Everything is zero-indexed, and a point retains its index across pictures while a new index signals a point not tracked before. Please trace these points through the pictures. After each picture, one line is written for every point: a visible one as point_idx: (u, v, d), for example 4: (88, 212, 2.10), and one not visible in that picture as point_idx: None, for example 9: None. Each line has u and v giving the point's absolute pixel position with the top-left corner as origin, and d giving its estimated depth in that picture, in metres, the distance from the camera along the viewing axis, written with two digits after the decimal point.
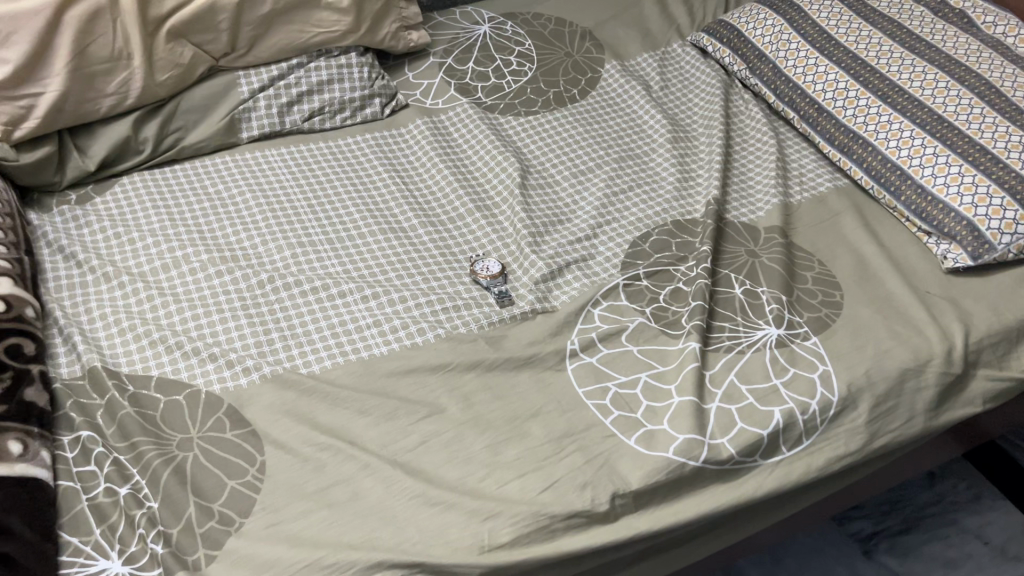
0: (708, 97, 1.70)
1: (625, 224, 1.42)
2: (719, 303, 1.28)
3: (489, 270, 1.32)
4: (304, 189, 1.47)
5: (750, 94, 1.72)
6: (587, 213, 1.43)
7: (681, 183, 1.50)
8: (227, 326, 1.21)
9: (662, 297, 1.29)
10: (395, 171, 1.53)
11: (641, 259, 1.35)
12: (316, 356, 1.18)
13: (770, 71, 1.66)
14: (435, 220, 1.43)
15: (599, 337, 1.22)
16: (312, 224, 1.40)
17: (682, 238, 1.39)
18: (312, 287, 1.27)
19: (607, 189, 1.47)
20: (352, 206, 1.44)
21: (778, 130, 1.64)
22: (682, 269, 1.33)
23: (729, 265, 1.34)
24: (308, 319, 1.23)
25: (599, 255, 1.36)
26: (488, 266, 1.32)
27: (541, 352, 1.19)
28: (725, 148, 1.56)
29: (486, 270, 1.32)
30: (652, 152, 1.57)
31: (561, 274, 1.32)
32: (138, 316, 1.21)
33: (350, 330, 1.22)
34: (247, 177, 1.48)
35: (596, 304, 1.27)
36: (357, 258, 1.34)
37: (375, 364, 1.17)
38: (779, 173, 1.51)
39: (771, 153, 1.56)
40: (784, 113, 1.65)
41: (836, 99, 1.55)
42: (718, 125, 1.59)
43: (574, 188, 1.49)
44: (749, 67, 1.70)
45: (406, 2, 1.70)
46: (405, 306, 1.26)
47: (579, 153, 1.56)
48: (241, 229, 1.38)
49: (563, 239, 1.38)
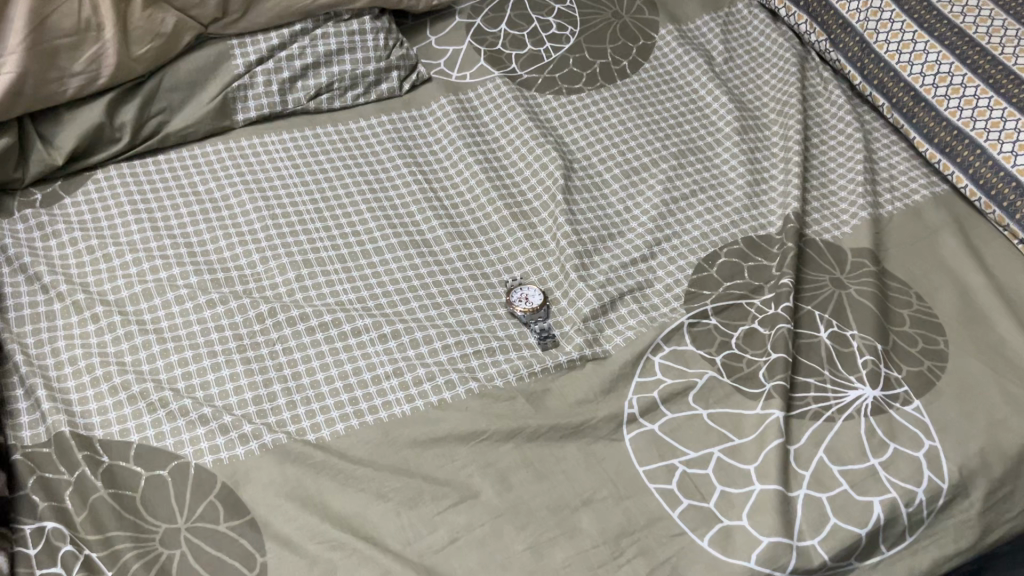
0: (780, 72, 1.45)
1: (687, 241, 1.20)
2: (802, 352, 1.08)
3: (529, 300, 1.12)
4: (310, 187, 1.26)
5: (829, 70, 1.48)
6: (643, 226, 1.22)
7: (753, 188, 1.27)
8: (220, 374, 1.02)
9: (735, 341, 1.09)
10: (416, 163, 1.31)
11: (708, 289, 1.15)
12: (325, 415, 0.99)
13: (856, 45, 1.41)
14: (464, 231, 1.22)
15: (662, 396, 1.03)
16: (319, 236, 1.19)
17: (756, 261, 1.18)
18: (320, 323, 1.07)
19: (666, 195, 1.25)
20: (366, 211, 1.23)
21: (862, 118, 1.40)
22: (756, 304, 1.13)
23: (812, 299, 1.14)
24: (315, 366, 1.04)
25: (657, 281, 1.16)
26: (528, 296, 1.13)
27: (592, 418, 1.00)
28: (803, 142, 1.33)
29: (526, 300, 1.12)
30: (717, 146, 1.34)
31: (614, 308, 1.12)
32: (114, 361, 1.02)
33: (365, 382, 1.03)
34: (243, 171, 1.27)
35: (657, 351, 1.07)
36: (373, 284, 1.14)
37: (397, 431, 0.98)
38: (866, 175, 1.29)
39: (856, 150, 1.33)
40: (870, 97, 1.41)
41: (938, 86, 1.30)
42: (795, 114, 1.36)
43: (626, 191, 1.27)
44: (830, 38, 1.45)
45: None
46: (431, 350, 1.06)
47: (631, 146, 1.33)
48: (236, 242, 1.17)
49: (615, 262, 1.17)
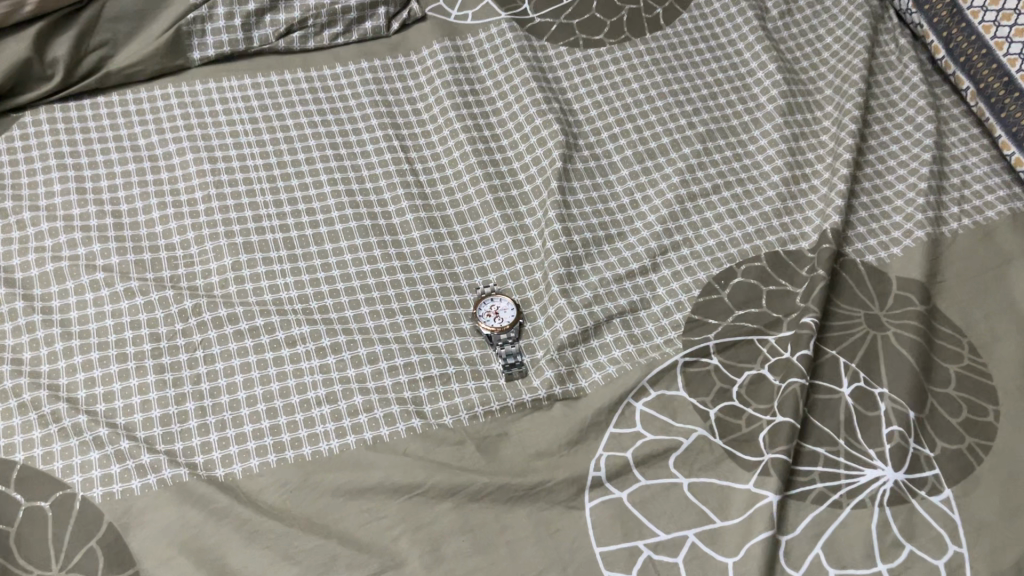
0: (845, 35, 1.21)
1: (698, 252, 1.01)
2: (815, 411, 0.90)
3: (501, 316, 0.95)
4: (266, 147, 1.08)
5: (908, 36, 1.22)
6: (648, 229, 1.03)
7: (789, 187, 1.06)
8: (127, 384, 0.88)
9: (736, 389, 0.91)
10: (394, 124, 1.12)
11: (714, 317, 0.96)
12: (240, 446, 0.86)
13: (944, 9, 1.15)
14: (437, 216, 1.04)
15: (636, 457, 0.86)
16: (267, 212, 1.02)
17: (779, 284, 0.98)
18: (252, 327, 0.93)
19: (681, 189, 1.05)
20: (328, 181, 1.06)
21: (939, 102, 1.16)
22: (770, 343, 0.94)
23: (839, 341, 0.94)
24: (239, 382, 0.90)
25: (655, 302, 0.97)
26: (500, 310, 0.95)
27: (549, 478, 0.85)
28: (860, 129, 1.10)
29: (498, 315, 0.95)
30: (755, 128, 1.12)
31: (598, 334, 0.95)
32: (10, 359, 0.89)
33: (292, 408, 0.88)
34: (193, 122, 1.10)
35: (640, 395, 0.90)
36: (321, 278, 0.98)
37: (318, 476, 0.84)
38: (932, 180, 1.06)
39: (924, 145, 1.09)
40: (953, 76, 1.16)
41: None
42: (857, 94, 1.12)
43: (636, 181, 1.07)
44: None
45: None
46: (374, 372, 0.91)
47: (651, 121, 1.12)
48: (172, 213, 1.02)
49: (608, 274, 0.99)
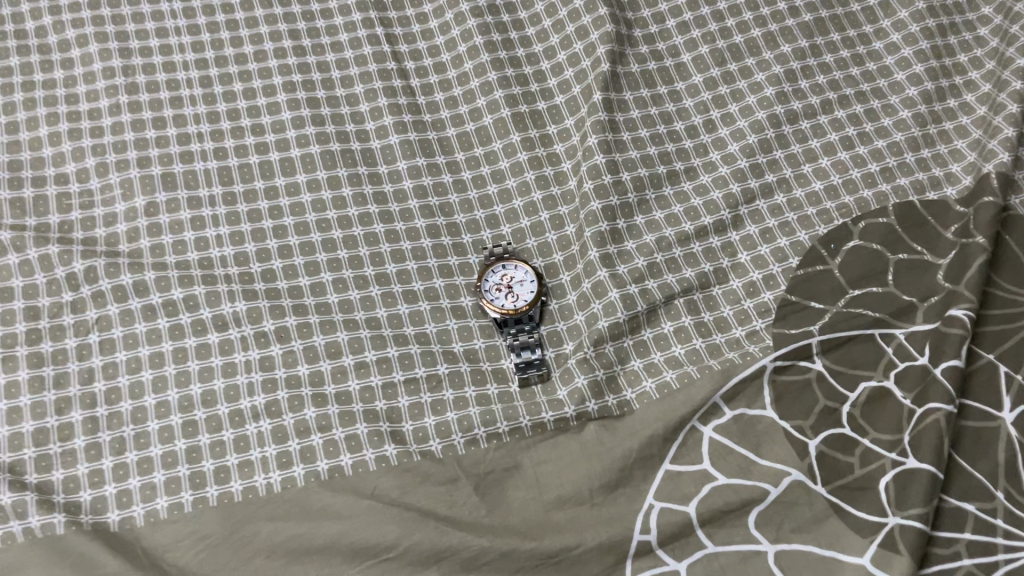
0: None
1: (796, 198, 0.74)
2: (962, 447, 0.62)
3: (517, 292, 0.70)
4: (208, 49, 0.83)
5: None
6: (726, 166, 0.75)
7: (931, 107, 0.77)
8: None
9: (847, 411, 0.64)
10: (382, 16, 0.86)
11: (818, 301, 0.68)
12: (142, 479, 0.61)
13: None
14: (439, 160, 0.79)
15: (700, 513, 0.60)
16: (202, 146, 0.77)
17: (913, 253, 0.69)
18: (178, 300, 0.69)
19: (778, 108, 0.78)
20: (287, 100, 0.80)
21: None
22: (897, 340, 0.66)
23: (1001, 339, 0.66)
24: (146, 383, 0.65)
25: (733, 274, 0.71)
26: (514, 282, 0.71)
27: (578, 541, 0.59)
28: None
29: (510, 292, 0.70)
30: (874, 22, 0.83)
31: (652, 321, 0.69)
32: None
33: (218, 422, 0.64)
34: (113, 13, 0.84)
35: (708, 417, 0.64)
36: (272, 247, 0.73)
37: (248, 528, 0.59)
38: None
39: None
40: None
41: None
42: None
43: (713, 93, 0.80)
44: None
45: None
46: (335, 372, 0.67)
47: (733, 7, 0.84)
48: (69, 135, 0.77)
49: (669, 231, 0.73)
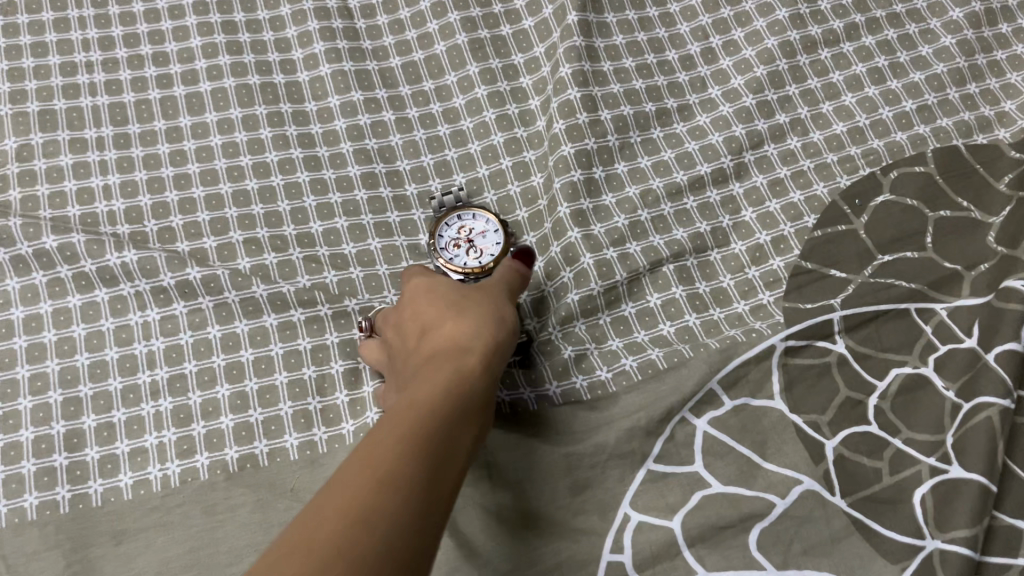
0: None
1: (814, 142, 0.62)
2: (1017, 451, 0.50)
3: (480, 246, 0.57)
4: None
5: None
6: (729, 104, 0.64)
7: (979, 33, 0.67)
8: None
9: (875, 403, 0.51)
10: None
11: (839, 269, 0.56)
12: (8, 469, 0.49)
13: None
14: (379, 96, 0.66)
15: (688, 529, 0.48)
16: (91, 79, 0.64)
17: (957, 210, 0.57)
18: (54, 251, 0.56)
19: (794, 32, 0.66)
20: (200, 26, 0.67)
21: None
22: (938, 317, 0.53)
23: None
24: (18, 352, 0.53)
25: (734, 236, 0.59)
26: (474, 235, 0.57)
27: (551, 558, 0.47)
28: None
29: (471, 248, 0.57)
30: None
31: (635, 295, 0.57)
32: None
33: (107, 401, 0.52)
34: None
35: (702, 406, 0.51)
36: (171, 202, 0.60)
37: (138, 539, 0.47)
38: None
39: None
40: None
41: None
42: None
43: (714, 16, 0.68)
44: None
45: None
46: (253, 338, 0.55)
47: None
48: None
49: (657, 183, 0.61)
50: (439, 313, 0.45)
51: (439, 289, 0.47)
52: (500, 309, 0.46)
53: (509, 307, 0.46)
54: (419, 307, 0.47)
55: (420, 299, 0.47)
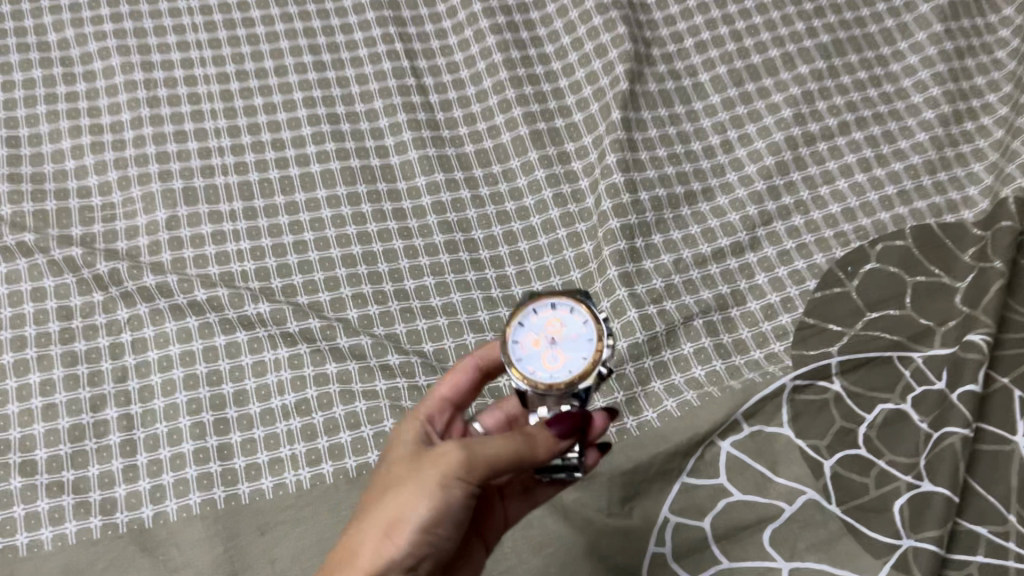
0: None
1: (829, 213, 0.73)
2: (976, 471, 0.63)
3: (562, 353, 0.52)
4: (234, 66, 0.84)
5: None
6: (752, 166, 0.75)
7: (955, 105, 0.76)
8: (31, 381, 0.66)
9: (863, 432, 0.64)
10: (399, 20, 0.87)
11: (836, 323, 0.68)
12: (175, 475, 0.62)
13: None
14: (458, 176, 0.78)
15: (716, 528, 0.61)
16: (223, 161, 0.78)
17: (931, 275, 0.69)
18: (195, 300, 0.70)
19: (802, 108, 0.77)
20: (307, 114, 0.80)
21: None
22: (915, 364, 0.66)
23: (1013, 363, 0.66)
24: (177, 381, 0.66)
25: (751, 296, 0.71)
26: (559, 332, 0.53)
27: (615, 541, 0.60)
28: None
29: (553, 351, 0.53)
30: (901, 37, 0.81)
31: (671, 342, 0.68)
32: None
33: (250, 421, 0.65)
34: (136, 29, 0.85)
35: (727, 433, 0.64)
36: (278, 254, 0.73)
37: (280, 529, 0.60)
38: None
39: None
40: None
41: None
42: None
43: (735, 92, 0.79)
44: None
45: None
46: (362, 371, 0.67)
47: (755, 25, 0.82)
48: (88, 145, 0.78)
49: (687, 253, 0.72)
50: (379, 510, 0.48)
51: (394, 477, 0.49)
52: (444, 512, 0.47)
53: (435, 506, 0.47)
54: (371, 496, 0.49)
55: (388, 474, 0.50)
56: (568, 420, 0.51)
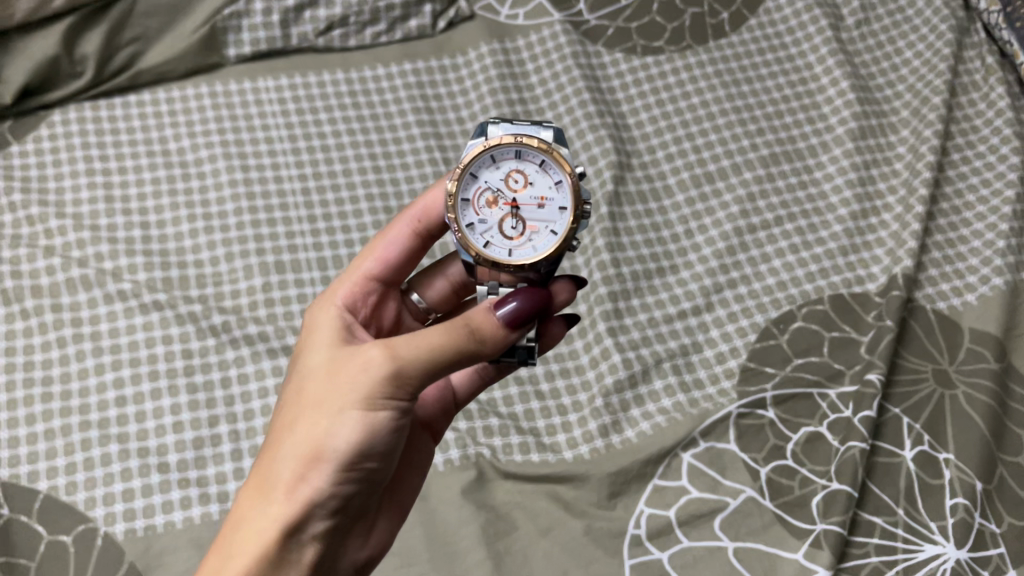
0: (926, 27, 1.12)
1: (769, 284, 0.95)
2: (874, 477, 0.84)
3: (524, 223, 0.66)
4: (301, 155, 1.03)
5: (986, 39, 1.12)
6: (708, 246, 0.98)
7: (861, 205, 1.00)
8: (159, 404, 0.85)
9: (791, 447, 0.85)
10: (432, 120, 1.08)
11: (771, 366, 0.90)
12: None
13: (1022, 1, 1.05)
14: None
15: (679, 516, 0.82)
16: (300, 228, 0.98)
17: (842, 331, 0.92)
18: (283, 344, 0.89)
19: (747, 204, 1.00)
20: (364, 195, 1.01)
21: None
22: (830, 398, 0.88)
23: (903, 399, 0.88)
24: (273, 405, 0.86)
25: (708, 345, 0.92)
26: (520, 203, 0.66)
27: (604, 524, 0.81)
28: (945, 137, 1.04)
29: (516, 221, 0.66)
30: (822, 152, 1.05)
31: (646, 380, 0.89)
32: (23, 368, 0.86)
33: None
34: (226, 125, 1.04)
35: (688, 446, 0.85)
36: None
37: None
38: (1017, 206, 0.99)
39: (1011, 165, 1.01)
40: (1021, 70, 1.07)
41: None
42: (934, 95, 1.06)
43: (697, 191, 1.02)
44: None
45: None
46: None
47: (710, 141, 1.05)
48: (186, 217, 0.97)
49: (658, 313, 0.93)
50: (303, 439, 0.55)
51: (316, 415, 0.55)
52: (367, 435, 0.54)
53: (355, 433, 0.54)
54: (303, 413, 0.56)
55: (311, 401, 0.56)
56: (527, 300, 0.55)
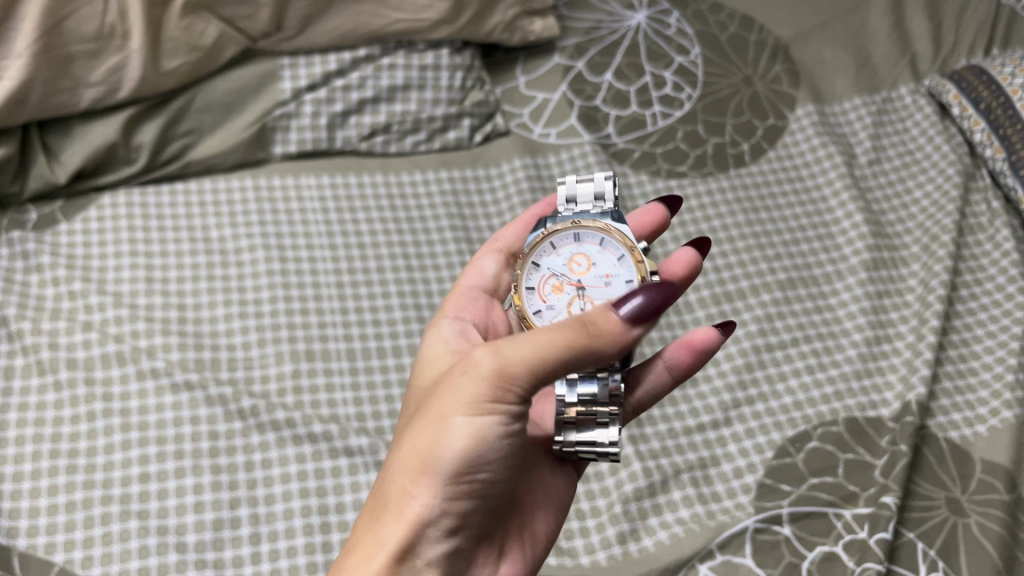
0: (933, 169, 1.19)
1: (785, 403, 0.98)
2: None
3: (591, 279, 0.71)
4: (336, 249, 1.07)
5: (991, 182, 1.18)
6: (727, 361, 1.01)
7: (875, 331, 1.04)
8: (182, 483, 0.86)
9: (807, 565, 0.86)
10: (464, 225, 1.12)
11: (787, 484, 0.91)
12: (289, 561, 0.83)
13: None
14: None
15: None
16: (332, 320, 1.01)
17: (857, 454, 0.94)
18: (310, 432, 0.91)
19: (765, 324, 1.04)
20: (395, 292, 1.04)
21: None
22: (845, 518, 0.89)
23: (918, 525, 0.89)
24: (294, 491, 0.87)
25: (726, 459, 0.93)
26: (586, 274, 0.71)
27: None
28: (953, 272, 1.08)
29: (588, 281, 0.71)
30: (837, 279, 1.09)
31: (665, 489, 0.90)
32: (51, 439, 0.87)
33: (347, 524, 0.86)
34: (268, 218, 1.09)
35: (705, 558, 0.86)
36: (365, 396, 0.95)
37: None
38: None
39: (1017, 303, 1.05)
40: None
41: None
42: (943, 232, 1.11)
43: (717, 308, 1.06)
44: (999, 134, 1.15)
45: (511, 33, 1.24)
46: None
47: (730, 262, 1.10)
48: (223, 301, 1.00)
49: (677, 424, 0.95)
50: (414, 456, 0.58)
51: (433, 438, 0.57)
52: (471, 448, 0.56)
53: (455, 450, 0.56)
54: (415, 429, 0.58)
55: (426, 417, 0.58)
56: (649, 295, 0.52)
